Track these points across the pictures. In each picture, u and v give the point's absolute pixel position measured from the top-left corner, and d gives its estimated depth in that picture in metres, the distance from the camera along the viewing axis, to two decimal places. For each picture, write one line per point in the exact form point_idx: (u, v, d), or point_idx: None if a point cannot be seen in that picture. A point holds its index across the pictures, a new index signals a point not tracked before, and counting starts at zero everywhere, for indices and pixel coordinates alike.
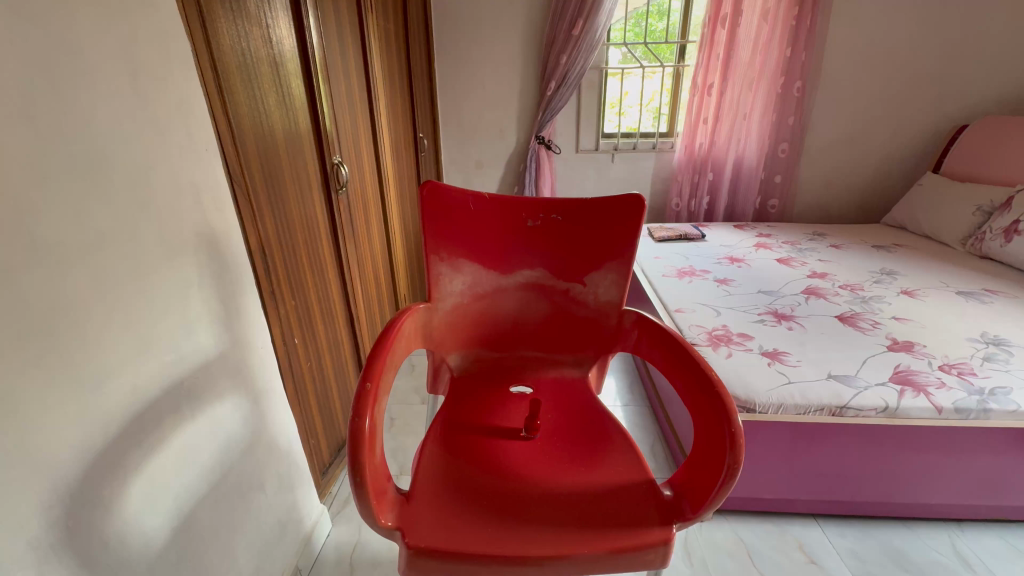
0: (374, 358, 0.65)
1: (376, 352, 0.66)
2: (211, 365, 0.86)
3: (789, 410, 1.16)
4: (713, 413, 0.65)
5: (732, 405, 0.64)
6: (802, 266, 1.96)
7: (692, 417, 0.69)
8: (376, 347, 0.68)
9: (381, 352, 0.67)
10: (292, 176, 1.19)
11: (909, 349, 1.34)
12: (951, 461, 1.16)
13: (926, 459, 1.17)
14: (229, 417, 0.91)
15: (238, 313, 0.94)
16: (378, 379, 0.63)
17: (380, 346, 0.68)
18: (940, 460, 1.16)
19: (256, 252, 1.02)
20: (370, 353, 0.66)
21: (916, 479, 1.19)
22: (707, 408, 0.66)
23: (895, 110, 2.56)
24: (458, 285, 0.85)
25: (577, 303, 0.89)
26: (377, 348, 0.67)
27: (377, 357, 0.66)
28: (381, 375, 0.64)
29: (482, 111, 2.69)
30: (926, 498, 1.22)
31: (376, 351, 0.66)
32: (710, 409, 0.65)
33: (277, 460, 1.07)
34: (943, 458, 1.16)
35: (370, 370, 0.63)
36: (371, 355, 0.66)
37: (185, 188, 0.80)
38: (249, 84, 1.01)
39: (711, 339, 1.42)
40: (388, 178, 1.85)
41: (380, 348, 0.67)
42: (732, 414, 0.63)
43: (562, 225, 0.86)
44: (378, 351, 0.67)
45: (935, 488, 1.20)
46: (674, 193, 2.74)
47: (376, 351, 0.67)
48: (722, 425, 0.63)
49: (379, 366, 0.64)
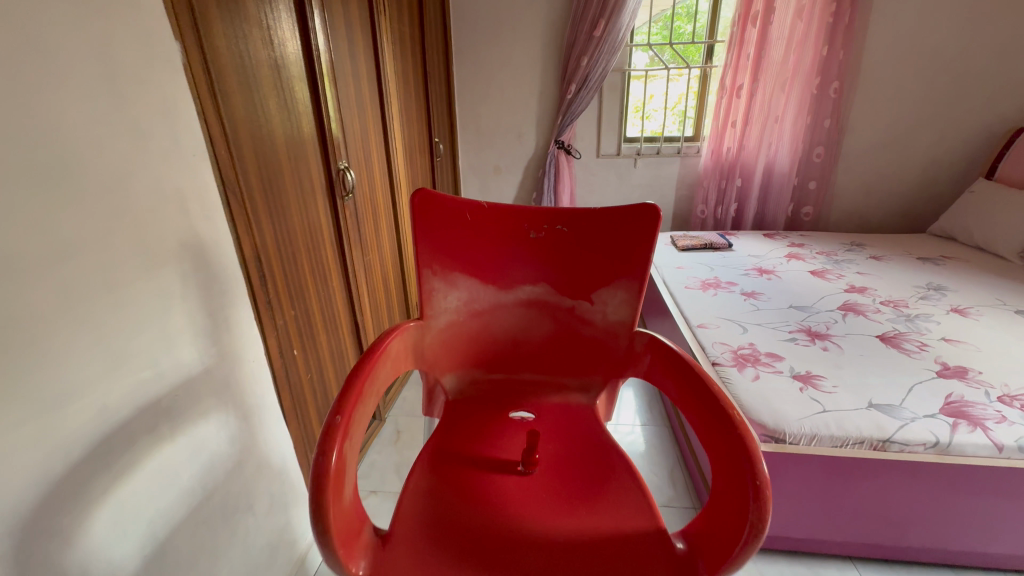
0: (350, 388, 0.59)
1: (353, 381, 0.60)
2: (194, 382, 0.81)
3: (824, 442, 1.05)
4: (732, 457, 0.56)
5: (755, 446, 0.55)
6: (837, 279, 1.82)
7: (710, 458, 0.60)
8: (352, 374, 0.62)
9: (361, 379, 0.61)
10: (294, 181, 1.15)
11: (962, 376, 1.20)
12: (1014, 506, 1.02)
13: (985, 503, 1.03)
14: (214, 437, 0.86)
15: (227, 324, 0.89)
16: (353, 410, 0.57)
17: (358, 372, 0.62)
18: (1002, 505, 1.03)
19: (250, 260, 0.98)
20: (346, 384, 0.59)
21: (972, 525, 1.06)
22: (726, 453, 0.58)
23: (942, 111, 2.37)
24: (452, 302, 0.78)
25: (583, 323, 0.81)
26: (355, 375, 0.61)
27: (355, 387, 0.60)
28: (355, 406, 0.58)
29: (501, 115, 2.63)
30: (983, 546, 1.08)
31: (353, 379, 0.61)
32: (731, 452, 0.57)
33: (269, 479, 1.03)
34: (1006, 503, 1.02)
35: (344, 400, 0.57)
36: (346, 385, 0.60)
37: (169, 195, 0.76)
38: (246, 87, 0.97)
39: (737, 359, 1.32)
40: (400, 184, 1.82)
41: (359, 375, 0.61)
42: (754, 457, 0.55)
43: (568, 235, 0.78)
44: (356, 379, 0.61)
45: (994, 535, 1.06)
46: (699, 199, 2.61)
47: (355, 377, 0.61)
48: (743, 471, 0.54)
49: (355, 396, 0.58)
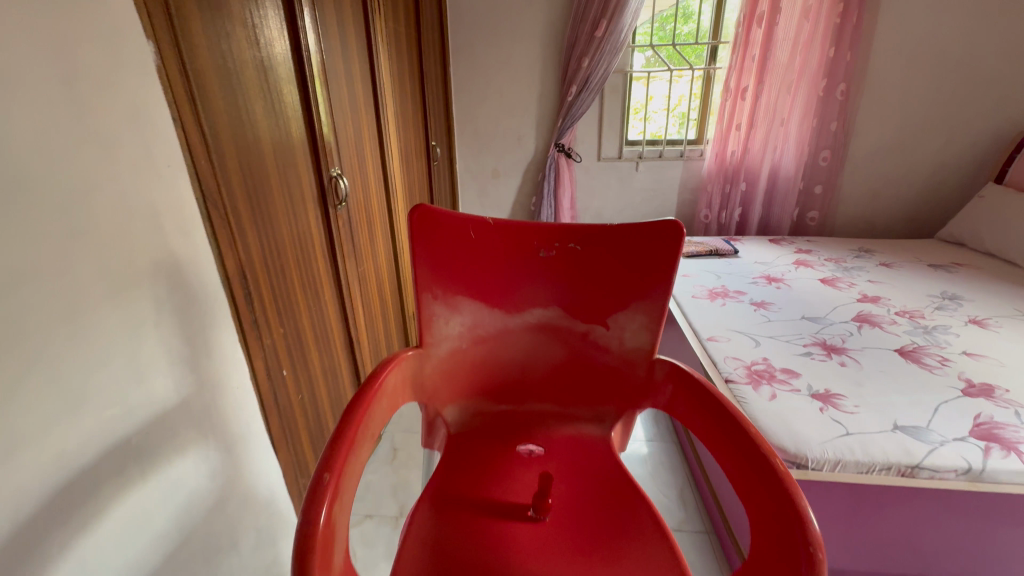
0: (341, 440, 0.53)
1: (343, 431, 0.54)
2: (170, 415, 0.74)
3: (848, 468, 0.99)
4: (778, 515, 0.50)
5: (805, 505, 0.49)
6: (849, 288, 1.76)
7: (750, 509, 0.55)
8: (342, 422, 0.55)
9: (352, 428, 0.55)
10: (282, 190, 1.08)
11: (988, 394, 1.14)
12: None
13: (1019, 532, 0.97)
14: (193, 473, 0.79)
15: (207, 349, 0.82)
16: (343, 466, 0.50)
17: (350, 420, 0.55)
18: None
19: (234, 276, 0.90)
20: (335, 437, 0.53)
21: (1005, 554, 1.00)
22: (770, 511, 0.52)
23: (950, 114, 2.33)
24: (454, 328, 0.72)
25: (598, 349, 0.74)
26: (346, 423, 0.55)
27: (346, 438, 0.53)
28: (346, 461, 0.51)
29: (499, 118, 2.56)
30: None
31: (343, 429, 0.54)
32: (776, 510, 0.51)
33: (255, 513, 0.95)
34: None
35: (333, 456, 0.51)
36: (335, 436, 0.53)
37: (140, 211, 0.69)
38: (229, 90, 0.90)
39: (751, 376, 1.25)
40: (396, 189, 1.74)
41: (351, 423, 0.55)
42: (805, 517, 0.48)
43: (581, 254, 0.71)
44: (347, 429, 0.54)
45: None
46: (702, 204, 2.55)
47: (346, 426, 0.55)
48: (792, 532, 0.48)
49: (345, 449, 0.52)
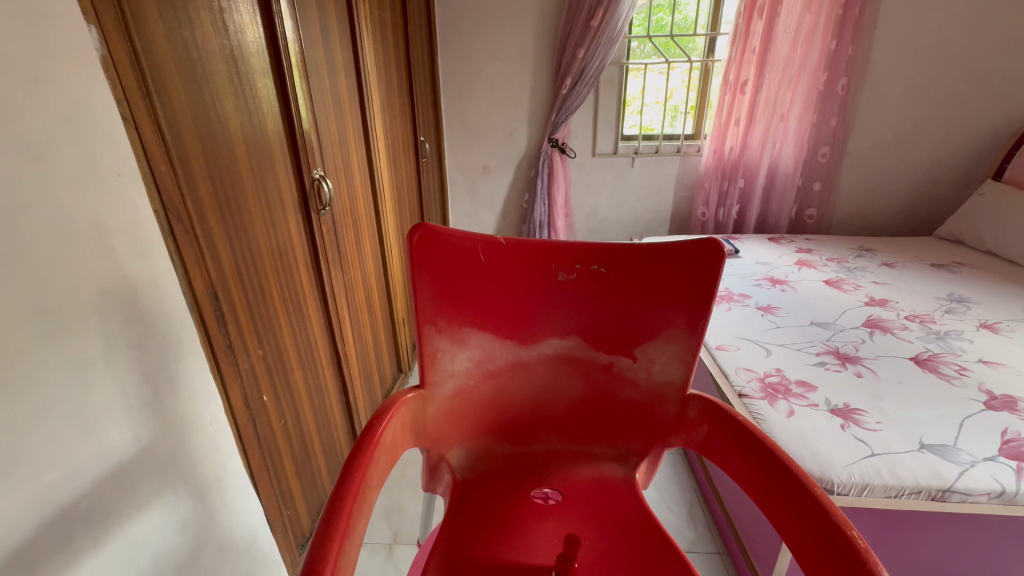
0: (333, 526, 0.44)
1: (336, 512, 0.45)
2: (128, 467, 0.64)
3: (876, 492, 0.93)
4: None
5: None
6: (855, 290, 1.71)
7: None
8: (333, 498, 0.46)
9: (347, 506, 0.45)
10: (258, 196, 0.97)
11: (1012, 408, 1.10)
12: None
13: None
14: (158, 530, 0.68)
15: (172, 386, 0.71)
16: (338, 561, 0.41)
17: (342, 495, 0.46)
18: None
19: (204, 298, 0.79)
20: (327, 521, 0.44)
21: None
22: None
23: (949, 109, 2.30)
24: (460, 363, 0.63)
25: (621, 381, 0.67)
26: (338, 500, 0.46)
27: (339, 520, 0.44)
28: (342, 552, 0.42)
29: (490, 110, 2.45)
30: None
31: (334, 511, 0.45)
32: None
33: (233, 561, 0.85)
34: None
35: (325, 549, 0.41)
36: (326, 518, 0.44)
37: (84, 232, 0.58)
38: (194, 84, 0.78)
39: (765, 390, 1.19)
40: (383, 189, 1.63)
41: (344, 500, 0.46)
42: None
43: (605, 276, 0.63)
44: (341, 508, 0.45)
45: None
46: (699, 201, 2.48)
47: (338, 506, 0.45)
48: None
49: (340, 538, 0.42)
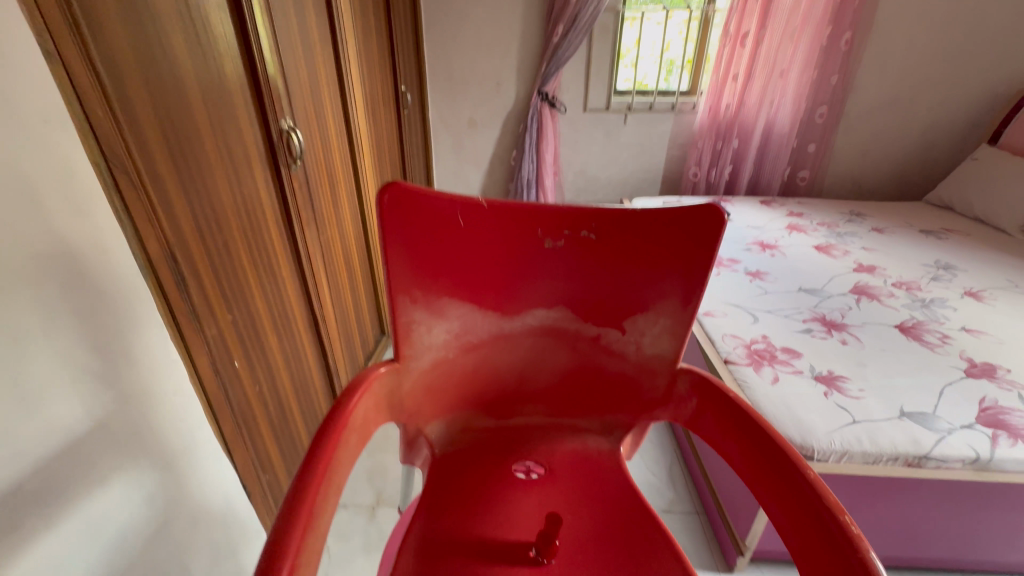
0: (295, 516, 0.40)
1: (298, 499, 0.41)
2: (83, 442, 0.60)
3: (854, 458, 0.95)
4: None
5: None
6: (844, 255, 1.70)
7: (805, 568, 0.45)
8: (295, 484, 0.42)
9: (311, 493, 0.42)
10: (218, 148, 0.88)
11: (991, 375, 1.11)
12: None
13: (1006, 513, 0.98)
14: (123, 503, 0.66)
15: (129, 356, 0.66)
16: (299, 558, 0.37)
17: (306, 480, 0.43)
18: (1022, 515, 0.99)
19: (160, 261, 0.73)
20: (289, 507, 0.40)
21: (988, 532, 1.02)
22: None
23: (952, 69, 2.22)
24: (439, 335, 0.59)
25: (609, 354, 0.64)
26: (301, 487, 0.42)
27: (303, 507, 0.40)
28: (304, 546, 0.38)
29: (476, 59, 2.30)
30: (993, 552, 1.05)
31: (298, 497, 0.41)
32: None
33: (208, 530, 0.83)
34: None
35: (284, 545, 0.37)
36: (288, 507, 0.40)
37: (9, 189, 0.51)
38: (132, 14, 0.68)
39: (751, 357, 1.18)
40: (361, 142, 1.53)
41: (308, 486, 0.42)
42: None
43: (594, 243, 0.59)
44: (303, 497, 0.41)
45: (1007, 541, 1.03)
46: (692, 160, 2.40)
47: (302, 490, 0.42)
48: None
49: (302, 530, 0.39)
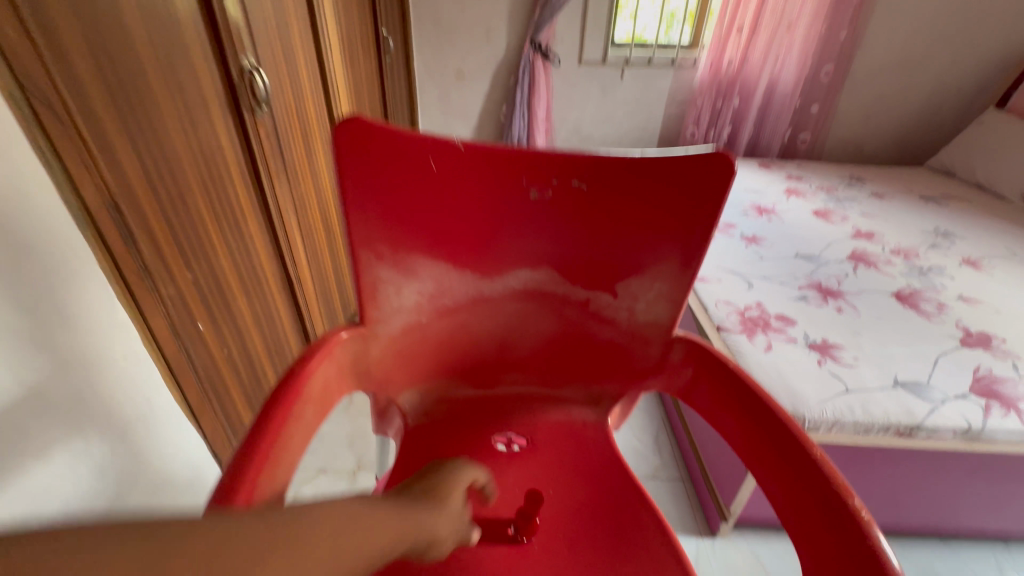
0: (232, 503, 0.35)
1: (238, 483, 0.36)
2: (17, 414, 0.54)
3: (846, 428, 0.92)
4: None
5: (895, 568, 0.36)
6: (842, 221, 1.65)
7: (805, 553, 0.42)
8: (234, 465, 0.37)
9: (252, 476, 0.36)
10: (166, 84, 0.77)
11: (986, 345, 1.09)
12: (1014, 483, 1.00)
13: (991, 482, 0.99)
14: (71, 476, 0.62)
15: (71, 320, 0.61)
16: None
17: (247, 460, 0.37)
18: (1004, 482, 0.99)
19: (95, 213, 0.65)
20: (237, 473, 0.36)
21: (969, 497, 1.03)
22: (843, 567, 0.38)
23: (965, 26, 2.12)
24: (409, 297, 0.53)
25: (599, 321, 0.59)
26: (241, 468, 0.37)
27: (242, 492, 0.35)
28: None
29: (464, 4, 2.13)
30: (969, 517, 1.07)
31: (237, 479, 0.36)
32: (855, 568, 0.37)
33: (172, 496, 0.81)
34: (1008, 481, 0.99)
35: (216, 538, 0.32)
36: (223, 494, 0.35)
37: None
38: None
39: (745, 324, 1.14)
40: (336, 88, 1.40)
41: (249, 468, 0.37)
42: None
43: (586, 197, 0.52)
44: (244, 480, 0.36)
45: (986, 507, 1.05)
46: (690, 120, 2.30)
47: (242, 472, 0.37)
48: None
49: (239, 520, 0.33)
